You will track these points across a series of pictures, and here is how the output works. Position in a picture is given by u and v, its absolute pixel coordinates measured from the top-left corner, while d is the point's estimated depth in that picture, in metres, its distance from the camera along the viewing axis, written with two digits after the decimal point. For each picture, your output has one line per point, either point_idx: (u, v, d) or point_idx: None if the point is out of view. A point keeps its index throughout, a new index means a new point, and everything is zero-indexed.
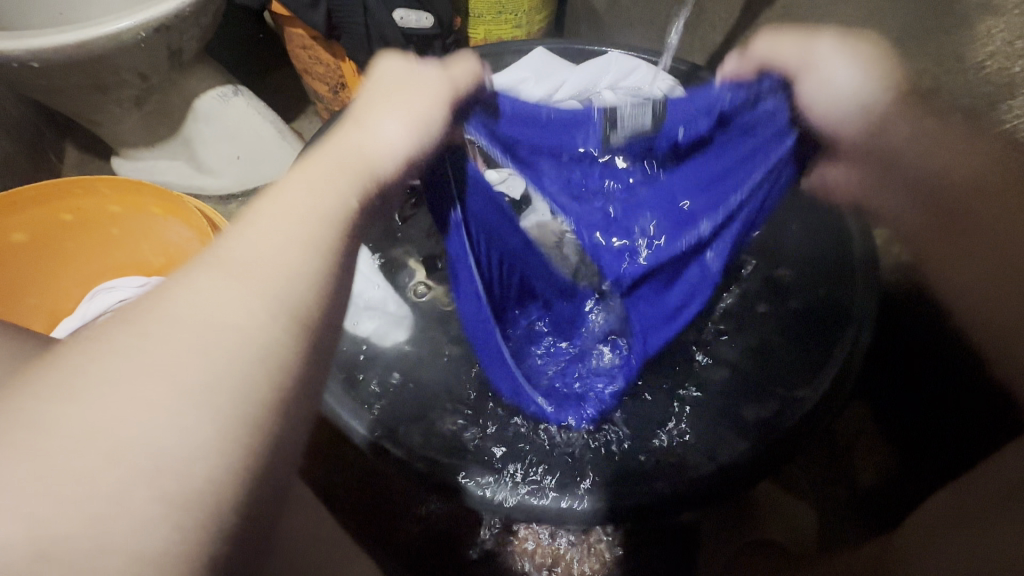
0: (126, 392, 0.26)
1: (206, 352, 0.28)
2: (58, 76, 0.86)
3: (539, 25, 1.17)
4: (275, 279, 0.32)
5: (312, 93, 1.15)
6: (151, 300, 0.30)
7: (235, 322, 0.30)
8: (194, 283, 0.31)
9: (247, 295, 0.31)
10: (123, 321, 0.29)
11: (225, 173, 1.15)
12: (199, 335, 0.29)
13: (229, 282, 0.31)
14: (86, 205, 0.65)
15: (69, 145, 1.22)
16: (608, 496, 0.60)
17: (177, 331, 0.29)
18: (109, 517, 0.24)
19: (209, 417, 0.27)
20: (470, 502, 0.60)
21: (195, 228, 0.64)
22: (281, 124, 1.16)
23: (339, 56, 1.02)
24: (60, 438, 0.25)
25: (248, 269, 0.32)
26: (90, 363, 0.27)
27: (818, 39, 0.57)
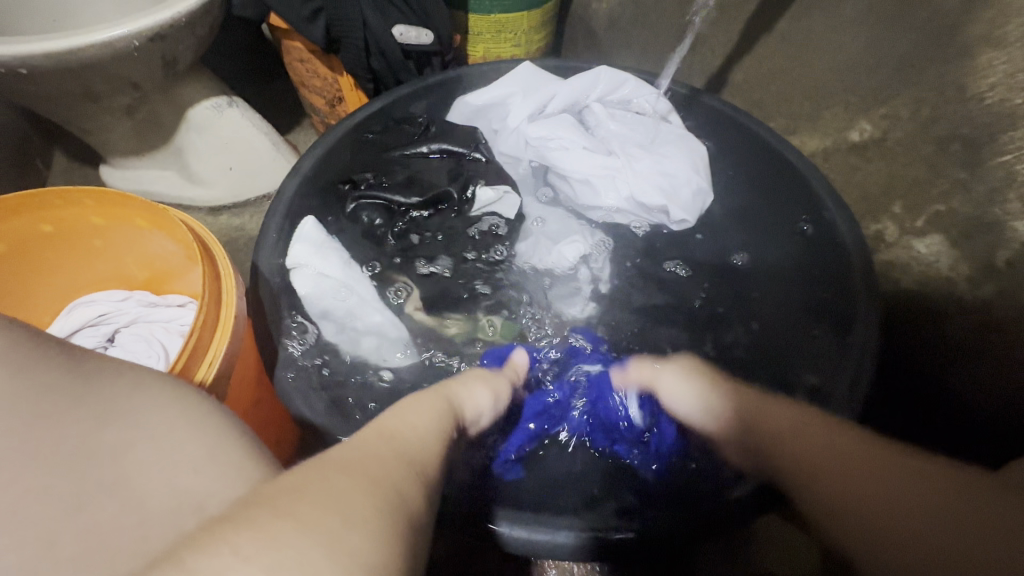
0: (329, 516, 0.28)
1: (380, 496, 0.31)
2: (48, 83, 0.84)
3: (538, 43, 1.17)
4: (411, 462, 0.37)
5: (308, 106, 1.14)
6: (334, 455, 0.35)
7: (402, 483, 0.34)
8: (362, 448, 0.36)
9: (408, 466, 0.37)
10: (307, 470, 0.32)
11: (217, 184, 1.13)
12: (384, 488, 0.32)
13: (391, 461, 0.36)
14: (67, 219, 0.62)
15: (57, 152, 1.19)
16: (606, 529, 0.58)
17: (357, 470, 0.33)
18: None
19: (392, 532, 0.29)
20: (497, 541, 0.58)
21: (184, 244, 0.62)
22: (275, 137, 1.14)
23: (337, 69, 1.01)
24: (275, 539, 0.26)
25: (405, 453, 0.38)
26: (278, 488, 0.29)
27: (664, 370, 0.63)
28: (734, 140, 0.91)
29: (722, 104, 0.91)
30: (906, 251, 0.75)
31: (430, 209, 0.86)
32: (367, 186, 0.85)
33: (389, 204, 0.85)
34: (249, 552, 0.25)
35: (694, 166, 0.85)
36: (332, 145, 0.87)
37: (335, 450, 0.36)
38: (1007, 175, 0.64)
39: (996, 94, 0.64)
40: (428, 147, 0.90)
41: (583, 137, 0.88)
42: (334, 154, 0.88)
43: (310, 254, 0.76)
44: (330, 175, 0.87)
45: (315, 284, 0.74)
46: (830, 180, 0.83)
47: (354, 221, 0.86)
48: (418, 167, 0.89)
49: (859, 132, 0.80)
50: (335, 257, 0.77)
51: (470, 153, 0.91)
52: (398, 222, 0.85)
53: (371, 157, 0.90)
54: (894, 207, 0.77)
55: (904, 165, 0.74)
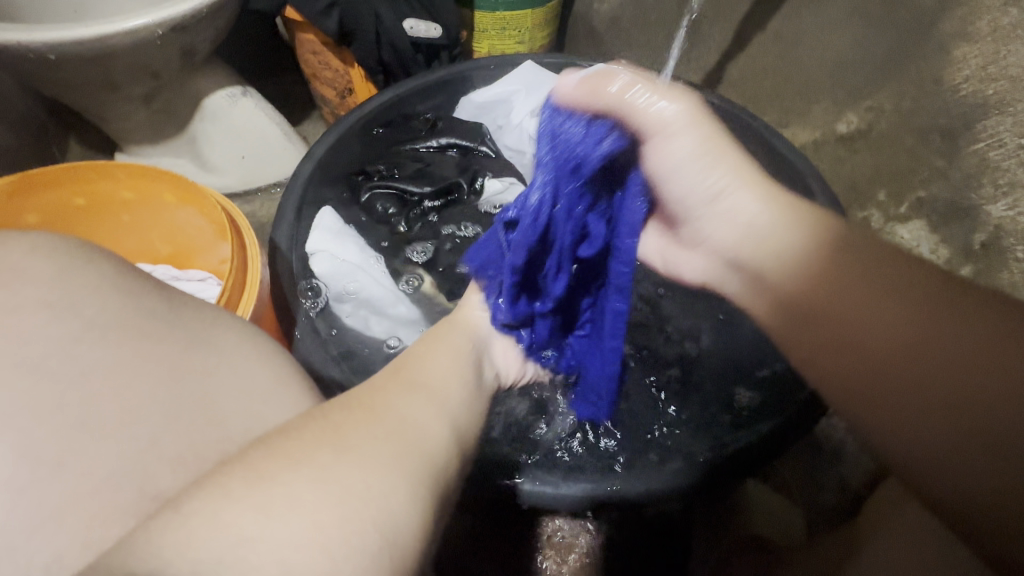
0: (343, 461, 0.34)
1: (414, 451, 0.38)
2: (72, 71, 0.88)
3: (541, 41, 1.21)
4: (442, 416, 0.44)
5: (319, 98, 1.18)
6: (369, 402, 0.41)
7: (416, 429, 0.40)
8: (400, 401, 0.42)
9: (423, 410, 0.43)
10: (329, 416, 0.38)
11: (230, 172, 1.17)
12: (393, 435, 0.38)
13: (422, 412, 0.43)
14: (99, 192, 0.66)
15: (73, 141, 1.23)
16: (614, 479, 0.62)
17: (393, 430, 0.39)
18: (320, 556, 0.28)
19: (402, 479, 0.35)
20: (517, 498, 0.61)
21: (210, 218, 0.66)
22: (287, 127, 1.18)
23: (348, 61, 1.05)
24: (293, 480, 0.31)
25: (424, 399, 0.44)
26: (333, 436, 0.35)
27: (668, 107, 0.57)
28: (729, 132, 0.96)
29: (717, 98, 0.95)
30: (890, 237, 0.80)
31: (439, 198, 0.90)
32: (382, 177, 0.90)
33: (402, 194, 0.90)
34: (305, 499, 0.31)
35: None
36: (342, 137, 0.88)
37: (374, 395, 0.42)
38: (981, 162, 0.68)
39: (970, 86, 0.68)
40: (436, 142, 0.95)
41: None
42: (340, 148, 0.88)
43: (329, 241, 0.80)
44: (341, 166, 0.89)
45: (335, 268, 0.78)
46: (819, 170, 0.87)
47: (368, 211, 0.89)
48: (428, 159, 0.93)
49: (846, 124, 0.84)
50: (353, 245, 0.82)
51: (478, 146, 0.96)
52: (410, 210, 0.89)
53: (382, 151, 0.94)
54: (880, 195, 0.81)
55: (888, 154, 0.79)
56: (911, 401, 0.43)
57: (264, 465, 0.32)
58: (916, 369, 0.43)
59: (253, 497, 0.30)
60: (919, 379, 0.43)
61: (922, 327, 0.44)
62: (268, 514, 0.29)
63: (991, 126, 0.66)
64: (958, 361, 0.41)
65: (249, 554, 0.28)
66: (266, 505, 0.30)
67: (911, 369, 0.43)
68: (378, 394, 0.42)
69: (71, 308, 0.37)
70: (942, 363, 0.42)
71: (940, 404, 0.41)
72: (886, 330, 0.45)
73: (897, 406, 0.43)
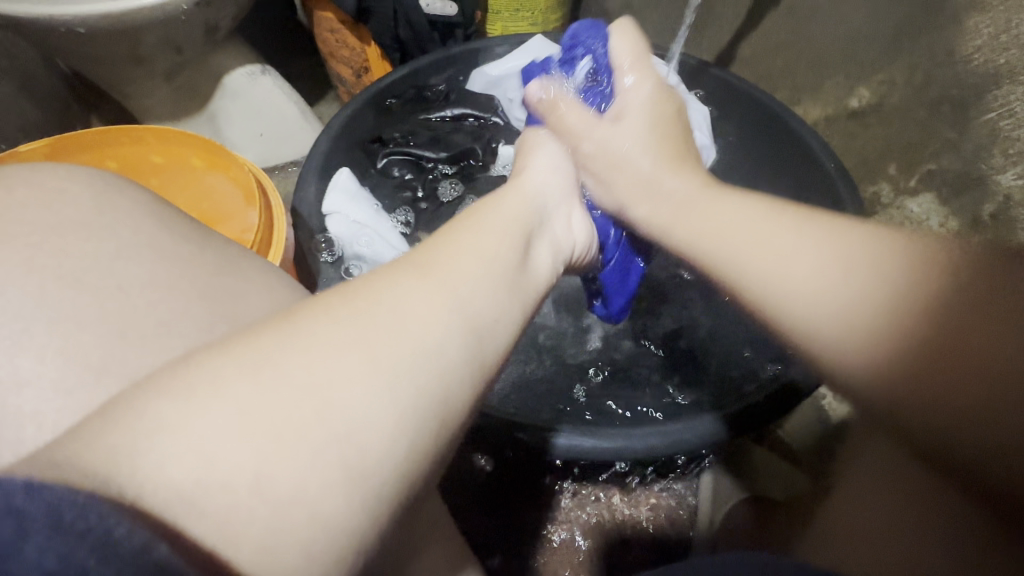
0: (330, 359, 0.30)
1: (416, 366, 0.31)
2: (100, 44, 0.90)
3: (555, 22, 1.22)
4: (475, 322, 0.36)
5: (335, 77, 1.20)
6: (370, 300, 0.34)
7: (437, 339, 0.33)
8: (411, 291, 0.35)
9: (451, 312, 0.35)
10: (326, 313, 0.32)
11: (248, 149, 1.19)
12: (402, 348, 0.32)
13: (441, 308, 0.35)
14: (130, 155, 0.69)
15: (94, 119, 1.26)
16: (655, 434, 0.62)
17: (392, 333, 0.32)
18: (297, 499, 0.26)
19: (398, 416, 0.30)
20: (552, 451, 0.62)
21: (237, 182, 0.69)
22: (304, 105, 1.20)
23: (365, 39, 1.06)
24: (280, 407, 0.28)
25: (453, 293, 0.36)
26: (310, 338, 0.31)
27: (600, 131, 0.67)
28: (741, 109, 0.97)
29: (730, 75, 0.96)
30: (900, 211, 0.82)
31: (455, 164, 0.93)
32: (398, 145, 0.92)
33: (416, 160, 0.93)
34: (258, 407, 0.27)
35: (698, 125, 0.93)
36: (360, 106, 0.91)
37: (377, 284, 0.35)
38: (991, 132, 0.69)
39: (981, 56, 0.69)
40: (451, 112, 0.98)
41: None
42: (357, 121, 0.91)
43: (347, 205, 0.81)
44: (359, 136, 0.91)
45: (352, 231, 0.80)
46: (830, 145, 0.89)
47: (384, 176, 0.92)
48: (444, 129, 0.97)
49: (858, 99, 0.85)
50: (370, 209, 0.83)
51: (491, 116, 0.99)
52: (426, 175, 0.93)
53: (398, 120, 0.96)
54: (890, 168, 0.83)
55: (899, 128, 0.80)
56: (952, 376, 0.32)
57: (227, 363, 0.29)
58: (918, 321, 0.34)
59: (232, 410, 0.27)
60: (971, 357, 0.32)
61: (933, 291, 0.34)
62: (250, 438, 0.27)
63: (1000, 96, 0.67)
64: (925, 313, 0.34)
65: (226, 476, 0.26)
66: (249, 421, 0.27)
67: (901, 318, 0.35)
68: (386, 281, 0.36)
69: (115, 244, 0.39)
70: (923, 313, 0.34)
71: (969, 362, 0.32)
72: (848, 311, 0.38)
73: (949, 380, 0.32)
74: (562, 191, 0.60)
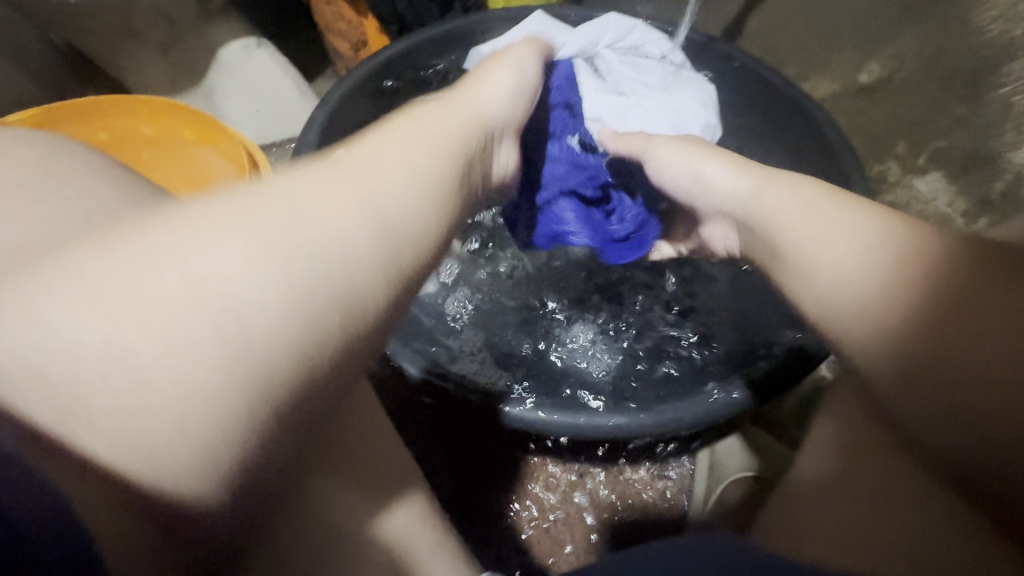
0: (217, 246, 0.33)
1: (312, 248, 0.35)
2: (92, 11, 0.88)
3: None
4: (385, 218, 0.39)
5: (333, 51, 1.17)
6: (275, 185, 0.37)
7: (341, 242, 0.36)
8: (316, 179, 0.39)
9: (360, 221, 0.38)
10: (229, 209, 0.35)
11: (245, 125, 1.18)
12: (296, 250, 0.35)
13: (345, 201, 0.38)
14: (120, 127, 0.68)
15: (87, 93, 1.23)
16: (626, 411, 0.62)
17: (289, 211, 0.36)
18: (186, 383, 0.30)
19: (288, 316, 0.33)
20: (503, 422, 0.62)
21: (228, 155, 0.67)
22: (301, 81, 1.17)
23: (363, 11, 1.04)
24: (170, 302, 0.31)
25: (367, 201, 0.39)
26: (195, 219, 0.34)
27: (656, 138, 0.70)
28: (749, 86, 0.94)
29: (738, 50, 0.93)
30: (906, 191, 0.80)
31: None
32: None
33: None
34: (133, 292, 0.31)
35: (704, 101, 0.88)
36: (351, 88, 0.89)
37: (288, 173, 0.39)
38: (1004, 105, 0.72)
39: (999, 25, 0.72)
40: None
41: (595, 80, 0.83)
42: (351, 101, 0.89)
43: None
44: (356, 117, 0.90)
45: None
46: (838, 122, 0.86)
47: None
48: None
49: (867, 74, 0.84)
50: None
51: None
52: None
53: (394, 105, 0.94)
54: (898, 147, 0.81)
55: (910, 104, 0.80)
56: (958, 371, 0.36)
57: (114, 250, 0.32)
58: (927, 318, 0.38)
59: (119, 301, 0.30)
60: (974, 345, 0.36)
61: (927, 290, 0.39)
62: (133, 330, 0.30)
63: (1015, 68, 0.71)
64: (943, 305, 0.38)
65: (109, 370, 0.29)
66: (137, 313, 0.30)
67: (926, 316, 0.38)
68: (297, 168, 0.39)
69: (93, 210, 0.38)
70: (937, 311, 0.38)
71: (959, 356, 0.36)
72: (878, 276, 0.41)
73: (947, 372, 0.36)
74: (512, 117, 0.60)
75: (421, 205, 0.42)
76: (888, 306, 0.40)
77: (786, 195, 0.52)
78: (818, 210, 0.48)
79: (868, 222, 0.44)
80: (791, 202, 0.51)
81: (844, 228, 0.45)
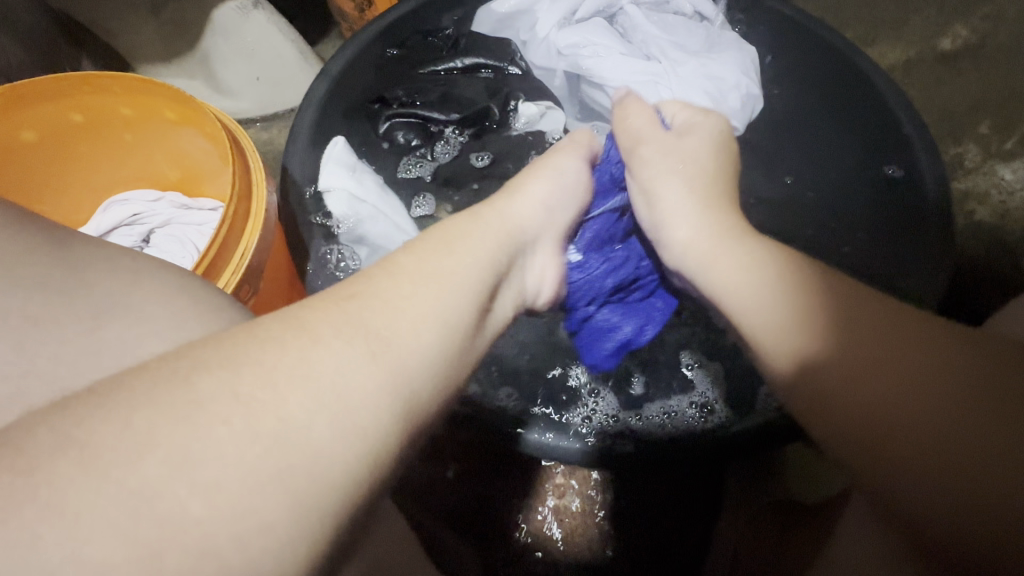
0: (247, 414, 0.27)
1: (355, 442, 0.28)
2: None
3: None
4: (406, 373, 0.32)
5: (337, 13, 1.07)
6: (293, 337, 0.31)
7: (368, 410, 0.29)
8: (328, 344, 0.31)
9: (361, 348, 0.31)
10: (247, 349, 0.29)
11: (245, 94, 1.10)
12: (325, 398, 0.29)
13: (359, 350, 0.31)
14: (95, 107, 0.61)
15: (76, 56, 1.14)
16: (660, 441, 0.56)
17: (322, 395, 0.29)
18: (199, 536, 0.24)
19: (312, 456, 0.27)
20: (518, 447, 0.57)
21: (214, 140, 0.60)
22: (303, 45, 1.08)
23: None
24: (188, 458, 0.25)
25: (374, 337, 0.32)
26: (216, 382, 0.28)
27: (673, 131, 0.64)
28: (801, 52, 0.82)
29: (792, 7, 0.82)
30: (987, 177, 0.74)
31: (467, 128, 0.82)
32: (402, 104, 0.80)
33: (424, 122, 0.81)
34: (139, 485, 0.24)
35: (744, 67, 0.80)
36: (348, 61, 0.80)
37: (303, 320, 0.32)
38: None
39: None
40: (460, 62, 0.84)
41: (620, 43, 0.81)
42: (352, 75, 0.81)
43: (344, 179, 0.71)
44: (358, 93, 0.81)
45: (349, 208, 0.70)
46: (909, 95, 0.76)
47: (388, 143, 0.81)
48: (452, 83, 0.83)
49: (951, 40, 0.79)
50: (370, 182, 0.73)
51: (506, 66, 0.85)
52: (435, 139, 0.81)
53: (400, 74, 0.84)
54: (982, 126, 0.75)
55: (998, 76, 0.77)
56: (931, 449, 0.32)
57: (101, 419, 0.26)
58: (873, 383, 0.35)
59: (149, 471, 0.24)
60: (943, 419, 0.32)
61: (874, 351, 0.36)
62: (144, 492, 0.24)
63: None
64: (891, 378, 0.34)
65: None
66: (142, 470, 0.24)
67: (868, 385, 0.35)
68: (308, 315, 0.32)
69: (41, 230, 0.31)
70: (880, 383, 0.35)
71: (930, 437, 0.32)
72: (849, 371, 0.36)
73: (919, 455, 0.32)
74: (546, 229, 0.55)
75: (449, 355, 0.36)
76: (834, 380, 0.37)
77: (743, 275, 0.46)
78: (771, 304, 0.42)
79: (830, 314, 0.39)
80: (747, 294, 0.44)
81: (804, 325, 0.40)
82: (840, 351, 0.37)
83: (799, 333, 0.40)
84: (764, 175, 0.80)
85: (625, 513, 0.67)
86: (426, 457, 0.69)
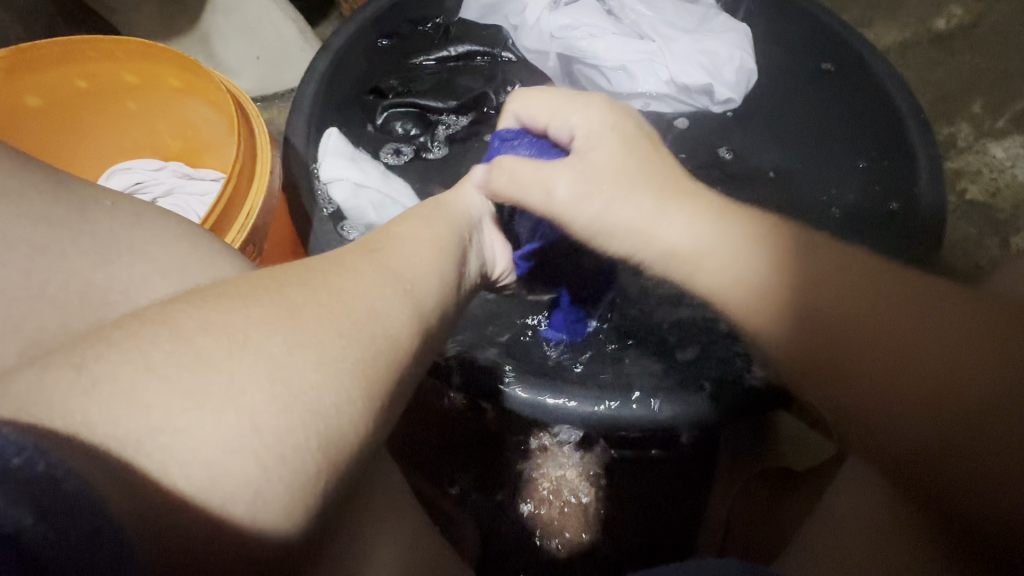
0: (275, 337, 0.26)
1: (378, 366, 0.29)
2: None
3: None
4: (421, 299, 0.34)
5: None
6: (316, 267, 0.32)
7: (393, 335, 0.30)
8: (358, 276, 0.32)
9: (395, 289, 0.32)
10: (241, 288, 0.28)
11: (246, 74, 1.09)
12: (349, 346, 0.27)
13: (388, 288, 0.32)
14: (99, 72, 0.61)
15: None
16: (673, 401, 0.57)
17: (349, 326, 0.28)
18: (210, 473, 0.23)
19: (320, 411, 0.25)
20: (506, 403, 0.59)
21: (221, 109, 0.61)
22: (304, 24, 1.07)
23: None
24: (206, 377, 0.24)
25: (406, 283, 0.33)
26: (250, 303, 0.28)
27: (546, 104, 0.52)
28: (799, 31, 0.83)
29: None
30: (979, 156, 0.75)
31: (467, 113, 0.82)
32: (398, 94, 0.81)
33: (423, 111, 0.81)
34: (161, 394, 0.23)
35: (738, 41, 0.81)
36: (341, 49, 0.80)
37: (319, 262, 0.32)
38: None
39: None
40: (452, 50, 0.85)
41: (610, 23, 0.82)
42: (347, 60, 0.81)
43: (346, 167, 0.70)
44: (356, 76, 0.82)
45: (354, 198, 0.69)
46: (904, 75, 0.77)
47: (386, 133, 0.81)
48: (446, 71, 0.84)
49: (946, 20, 0.81)
50: (372, 169, 0.72)
51: (500, 51, 0.86)
52: (437, 129, 0.82)
53: (392, 63, 0.84)
54: (975, 105, 0.77)
55: (991, 56, 0.79)
56: (976, 433, 0.29)
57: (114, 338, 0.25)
58: (897, 359, 0.32)
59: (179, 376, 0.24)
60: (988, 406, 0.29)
61: (903, 332, 0.32)
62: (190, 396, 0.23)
63: None
64: (920, 359, 0.31)
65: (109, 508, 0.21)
66: (176, 396, 0.23)
67: (901, 361, 0.31)
68: (328, 258, 0.33)
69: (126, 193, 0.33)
70: (916, 362, 0.31)
71: (976, 425, 0.29)
72: (888, 355, 0.32)
73: (968, 448, 0.30)
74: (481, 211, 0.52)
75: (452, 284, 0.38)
76: (855, 354, 0.33)
77: (730, 250, 0.38)
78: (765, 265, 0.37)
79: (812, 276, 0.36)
80: (733, 264, 0.38)
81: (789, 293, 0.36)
82: (861, 332, 0.33)
83: (800, 300, 0.36)
84: (760, 152, 0.82)
85: (619, 495, 0.69)
86: (431, 436, 0.71)
